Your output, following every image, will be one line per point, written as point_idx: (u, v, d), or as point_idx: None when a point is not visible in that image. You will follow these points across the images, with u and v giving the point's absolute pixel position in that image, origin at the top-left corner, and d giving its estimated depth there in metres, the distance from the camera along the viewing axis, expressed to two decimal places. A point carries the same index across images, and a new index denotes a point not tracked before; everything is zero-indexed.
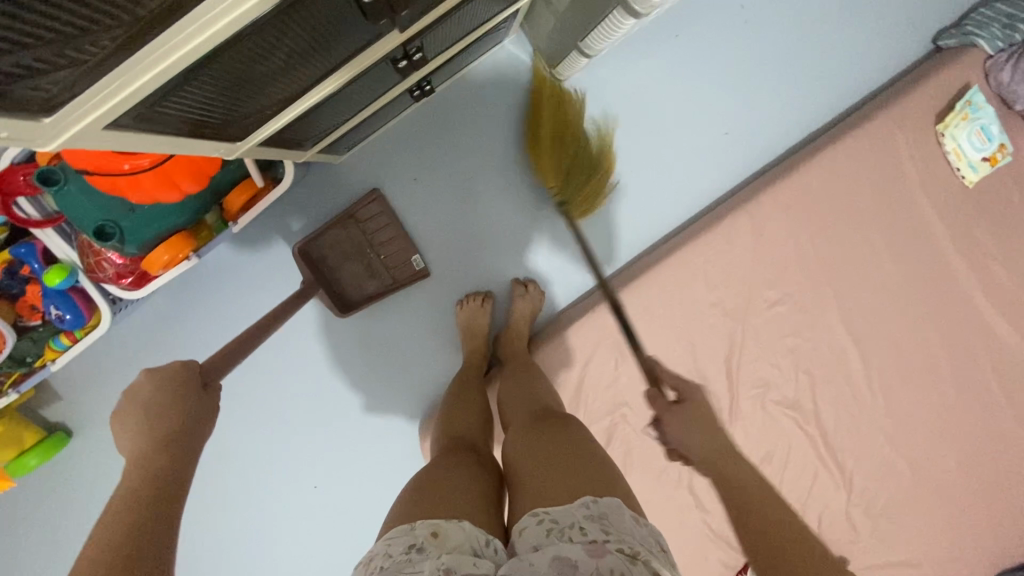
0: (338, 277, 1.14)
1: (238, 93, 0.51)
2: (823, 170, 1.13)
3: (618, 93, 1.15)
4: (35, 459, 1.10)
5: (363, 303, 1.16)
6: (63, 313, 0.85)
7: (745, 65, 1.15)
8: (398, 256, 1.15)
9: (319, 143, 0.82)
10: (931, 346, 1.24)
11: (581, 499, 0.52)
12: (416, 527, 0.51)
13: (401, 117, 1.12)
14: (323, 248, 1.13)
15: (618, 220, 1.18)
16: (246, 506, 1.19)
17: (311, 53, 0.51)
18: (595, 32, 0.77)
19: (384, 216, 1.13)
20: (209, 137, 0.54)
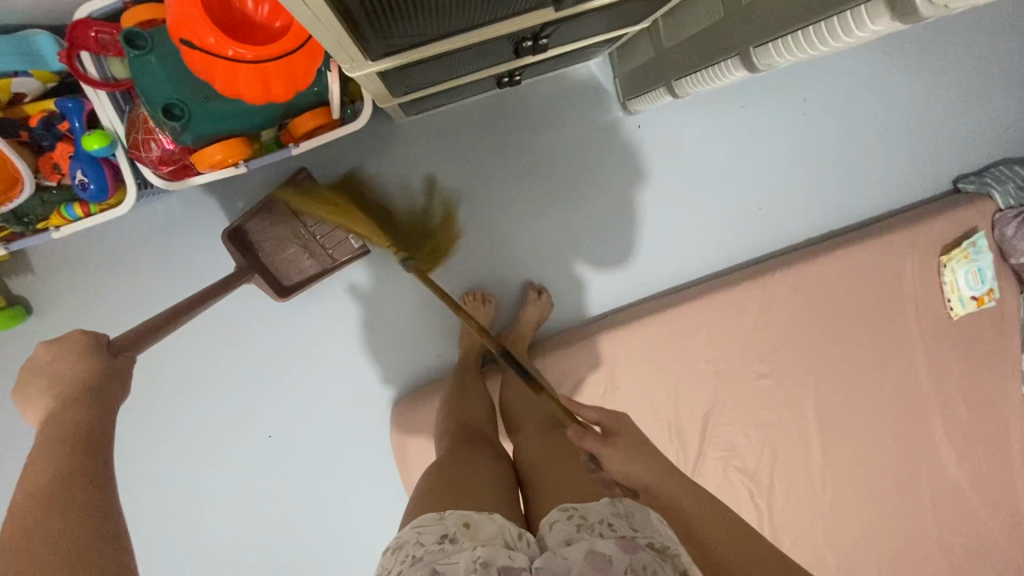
0: (274, 264, 1.10)
1: (419, 15, 0.51)
2: (836, 268, 1.21)
3: (674, 143, 1.21)
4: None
5: (301, 284, 1.11)
6: (88, 182, 0.80)
7: (793, 152, 1.23)
8: (337, 235, 1.11)
9: (405, 95, 0.82)
10: (885, 454, 1.32)
11: (608, 499, 0.63)
12: (447, 516, 0.59)
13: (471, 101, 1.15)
14: (253, 230, 1.08)
15: (640, 259, 1.23)
16: (198, 434, 1.15)
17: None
18: (698, 75, 0.80)
19: (315, 194, 1.09)
20: (363, 45, 0.53)
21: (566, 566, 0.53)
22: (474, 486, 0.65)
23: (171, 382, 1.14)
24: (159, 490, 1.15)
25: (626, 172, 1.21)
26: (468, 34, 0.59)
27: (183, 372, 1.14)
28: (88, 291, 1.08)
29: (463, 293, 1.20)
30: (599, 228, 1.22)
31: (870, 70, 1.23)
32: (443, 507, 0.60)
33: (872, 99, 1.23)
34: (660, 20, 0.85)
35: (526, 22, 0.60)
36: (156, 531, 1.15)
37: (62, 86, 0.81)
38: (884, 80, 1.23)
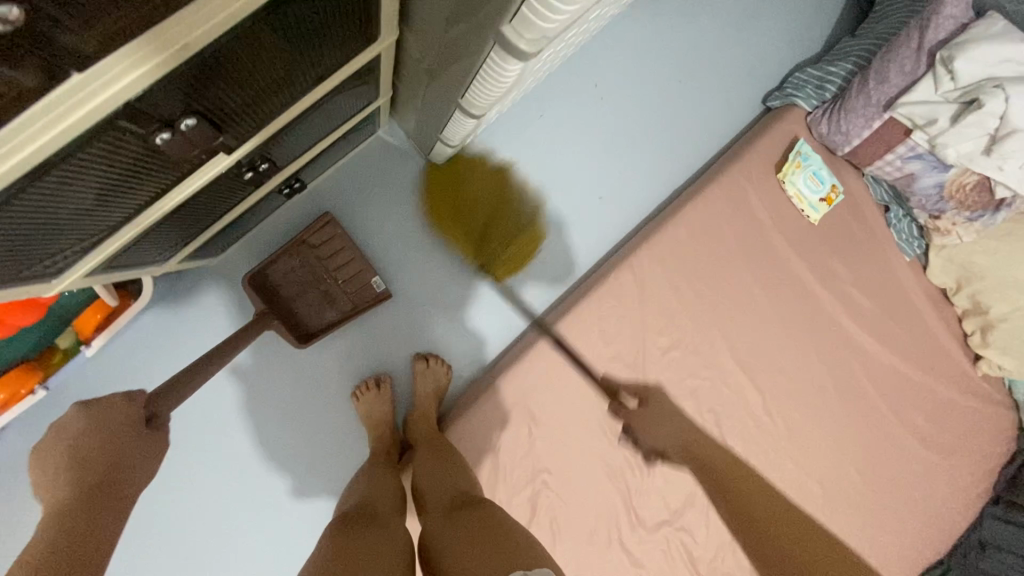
0: (294, 309, 1.10)
1: (44, 239, 0.47)
2: (690, 224, 1.23)
3: (494, 171, 1.21)
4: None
5: (322, 331, 1.11)
6: None
7: (609, 133, 1.24)
8: (359, 280, 1.13)
9: (176, 254, 0.78)
10: (814, 366, 1.35)
11: None
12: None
13: (281, 212, 1.11)
14: (276, 277, 1.09)
15: (513, 290, 1.22)
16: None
17: (124, 188, 0.48)
18: (448, 126, 0.79)
19: (338, 238, 1.11)
20: (16, 281, 0.50)
21: None
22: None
23: None
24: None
25: (462, 216, 1.20)
26: (145, 213, 0.55)
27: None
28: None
29: (357, 385, 1.14)
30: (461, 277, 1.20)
31: (644, 34, 1.27)
32: None
33: (657, 59, 1.27)
34: (399, 86, 0.84)
35: (203, 175, 0.55)
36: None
37: None
38: (660, 38, 1.27)
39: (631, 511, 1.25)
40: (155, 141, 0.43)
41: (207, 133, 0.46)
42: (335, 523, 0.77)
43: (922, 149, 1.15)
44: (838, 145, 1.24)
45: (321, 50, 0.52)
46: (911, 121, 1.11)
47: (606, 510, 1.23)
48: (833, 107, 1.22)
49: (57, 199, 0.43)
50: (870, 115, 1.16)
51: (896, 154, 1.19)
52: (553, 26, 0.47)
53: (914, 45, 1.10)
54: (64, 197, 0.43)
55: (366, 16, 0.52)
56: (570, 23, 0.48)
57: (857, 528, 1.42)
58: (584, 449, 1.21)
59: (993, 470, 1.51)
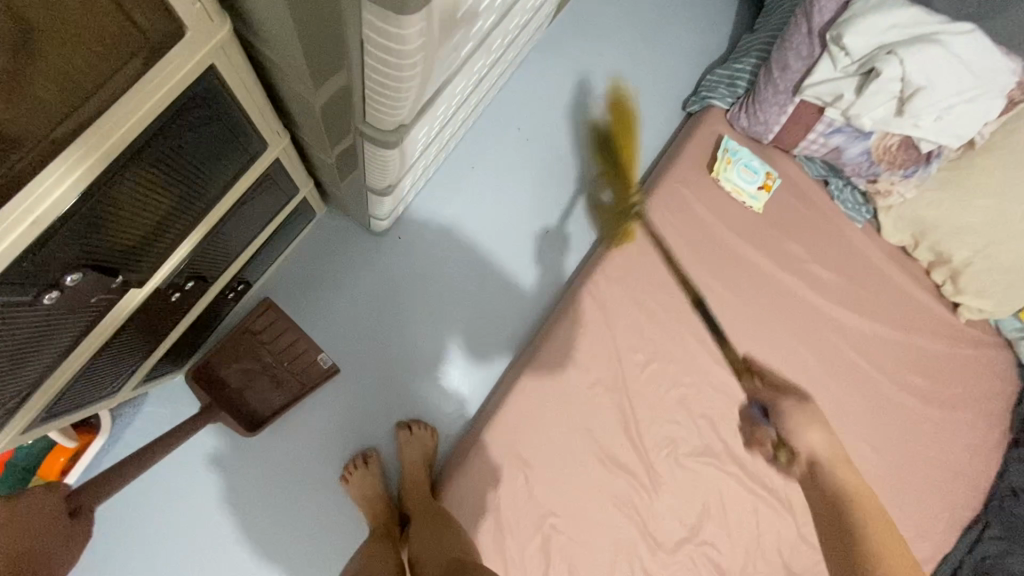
0: (244, 396, 1.08)
1: None
2: (638, 239, 1.25)
3: (437, 229, 1.22)
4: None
5: (272, 416, 1.09)
6: None
7: (542, 169, 1.28)
8: (304, 360, 1.11)
9: (128, 384, 0.79)
10: (796, 349, 1.35)
11: None
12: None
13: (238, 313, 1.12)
14: (221, 369, 1.07)
15: (481, 340, 1.22)
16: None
17: (36, 351, 0.49)
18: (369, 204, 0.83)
19: (280, 321, 1.10)
20: None
21: None
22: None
23: None
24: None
25: (417, 277, 1.21)
26: (67, 363, 0.55)
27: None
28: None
29: (343, 466, 1.12)
30: (428, 337, 1.20)
31: (555, 71, 1.32)
32: None
33: (572, 91, 1.32)
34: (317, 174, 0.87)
35: (120, 315, 0.56)
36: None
37: None
38: (571, 71, 1.33)
39: (648, 537, 1.22)
40: (46, 302, 0.43)
41: (102, 283, 0.48)
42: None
43: (839, 123, 1.19)
44: (762, 134, 1.28)
45: (205, 175, 0.54)
46: (820, 100, 1.15)
47: (622, 541, 1.20)
48: (747, 101, 1.27)
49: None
50: (782, 102, 1.20)
51: (817, 132, 1.23)
52: (399, 115, 0.52)
53: (805, 29, 1.15)
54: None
55: (245, 135, 0.55)
56: (418, 107, 0.53)
57: (881, 502, 1.39)
58: (586, 483, 1.19)
59: (1005, 414, 1.48)
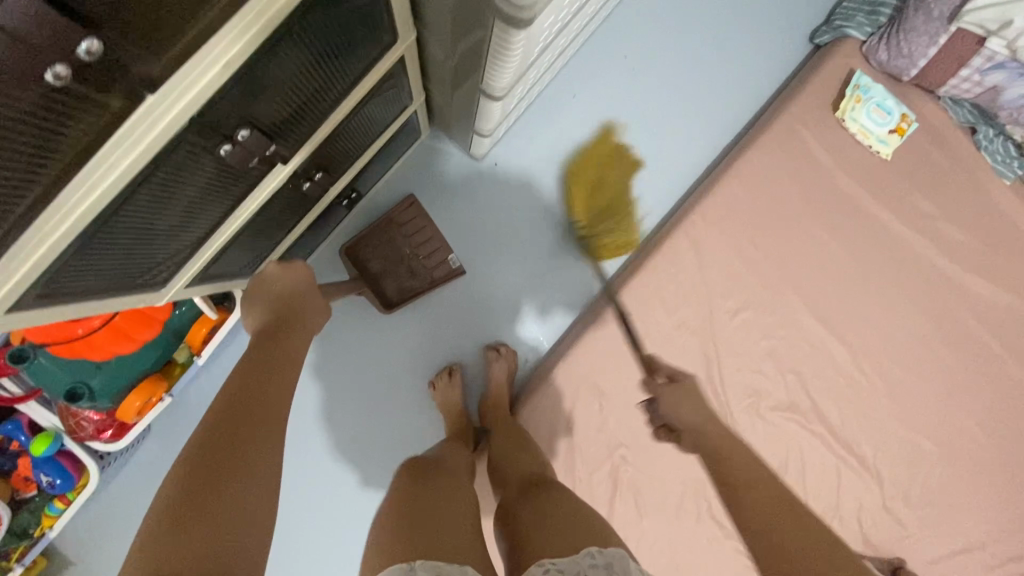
0: (381, 278, 1.18)
1: (151, 252, 0.57)
2: (744, 180, 1.18)
3: (534, 159, 1.23)
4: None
5: (404, 300, 1.18)
6: (53, 478, 0.89)
7: (647, 100, 1.23)
8: (435, 257, 1.19)
9: (260, 267, 0.90)
10: (910, 313, 1.24)
11: (587, 551, 0.65)
12: (417, 568, 0.59)
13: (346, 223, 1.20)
14: (367, 251, 1.18)
15: (568, 271, 1.24)
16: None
17: (206, 202, 0.57)
18: (478, 119, 0.85)
19: (420, 218, 1.18)
20: (133, 293, 0.59)
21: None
22: (436, 520, 0.67)
23: None
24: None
25: (510, 206, 1.23)
26: (226, 226, 0.64)
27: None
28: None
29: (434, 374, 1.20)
30: (516, 266, 1.24)
31: None
32: (411, 556, 0.60)
33: (682, 18, 1.25)
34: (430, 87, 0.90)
35: (268, 188, 0.64)
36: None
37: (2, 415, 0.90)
38: None
39: None
40: (223, 153, 0.51)
41: (257, 143, 0.54)
42: (413, 468, 0.83)
43: (1002, 58, 1.04)
44: (903, 70, 1.14)
45: (344, 61, 0.59)
46: (982, 28, 1.01)
47: (692, 482, 1.21)
48: (890, 31, 1.13)
49: (151, 215, 0.51)
50: (934, 31, 1.05)
51: (971, 69, 1.09)
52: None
53: None
54: (156, 212, 0.52)
55: (380, 22, 0.58)
56: None
57: (983, 486, 1.29)
58: None
59: None
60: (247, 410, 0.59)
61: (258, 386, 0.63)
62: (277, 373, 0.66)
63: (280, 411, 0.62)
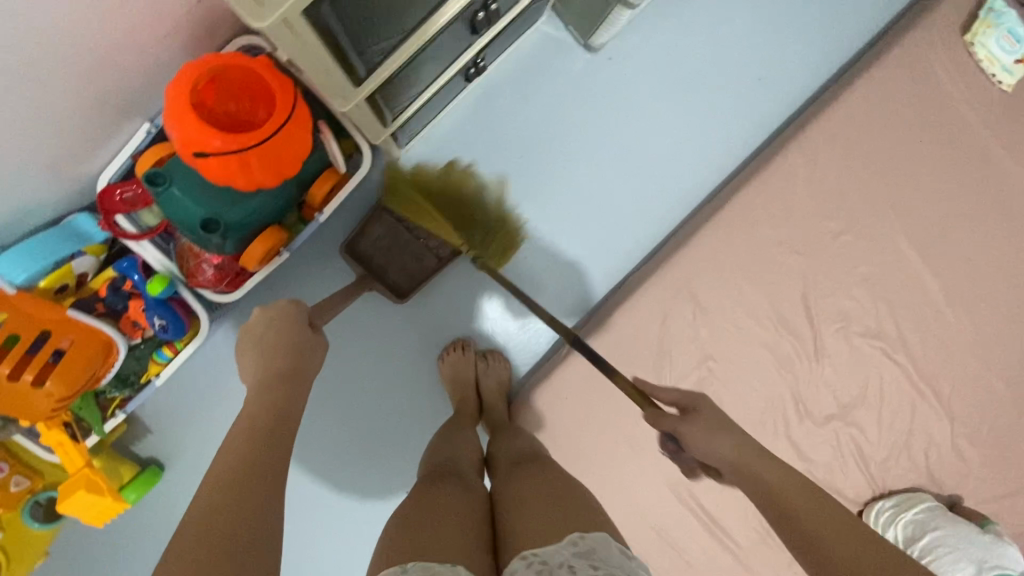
0: (388, 269, 1.15)
1: (371, 23, 0.66)
2: (864, 98, 1.14)
3: (651, 56, 1.17)
4: (126, 504, 0.90)
5: (415, 287, 1.16)
6: (167, 322, 0.86)
7: (766, 8, 1.18)
8: (437, 236, 1.15)
9: (400, 119, 0.88)
10: (1010, 251, 1.22)
11: (569, 538, 0.66)
12: (409, 569, 0.63)
13: (459, 101, 1.14)
14: (368, 243, 1.14)
15: (672, 182, 1.20)
16: (355, 529, 1.22)
17: None
18: None
19: (413, 200, 1.12)
20: (343, 68, 0.68)
21: None
22: (433, 531, 0.69)
23: (297, 478, 1.21)
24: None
25: (622, 104, 1.18)
26: (420, 31, 0.69)
27: (313, 479, 1.21)
28: (201, 446, 1.12)
29: (443, 348, 1.23)
30: (621, 171, 1.19)
31: None
32: (405, 561, 0.64)
33: None
34: None
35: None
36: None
37: (112, 254, 0.86)
38: None
39: (799, 402, 1.22)
40: None
41: None
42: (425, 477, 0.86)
43: None
44: None
45: None
46: None
47: (774, 401, 1.21)
48: None
49: None
50: None
51: None
52: None
53: None
54: None
55: None
56: None
57: None
58: (752, 338, 1.19)
59: None
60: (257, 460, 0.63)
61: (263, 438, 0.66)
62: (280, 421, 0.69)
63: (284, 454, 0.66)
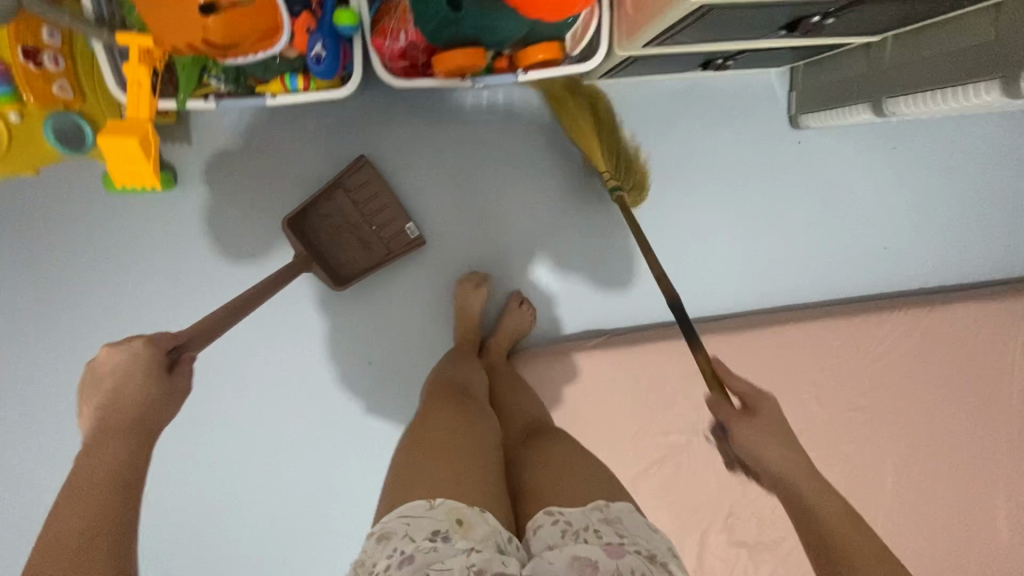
0: (334, 250, 1.10)
1: None
2: (947, 319, 1.21)
3: (826, 165, 1.21)
4: (155, 185, 0.82)
5: (358, 276, 1.11)
6: (324, 55, 0.79)
7: (933, 200, 1.24)
8: (391, 227, 1.11)
9: (657, 49, 0.83)
10: (973, 527, 1.25)
11: (595, 504, 0.66)
12: (438, 506, 0.60)
13: (661, 80, 1.15)
14: (316, 220, 1.10)
15: (762, 273, 1.24)
16: (292, 357, 1.13)
17: None
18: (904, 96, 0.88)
19: (372, 183, 1.09)
20: None
21: (552, 569, 0.58)
22: (447, 465, 0.66)
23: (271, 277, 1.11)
24: (232, 402, 1.13)
25: (774, 183, 1.21)
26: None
27: (288, 291, 1.12)
28: (238, 186, 1.09)
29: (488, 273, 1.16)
30: (731, 234, 1.22)
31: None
32: (432, 497, 0.61)
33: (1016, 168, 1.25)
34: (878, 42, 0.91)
35: None
36: (234, 450, 1.14)
37: None
38: None
39: (732, 521, 1.20)
40: None
41: None
42: (435, 400, 0.81)
43: None
44: None
45: None
46: None
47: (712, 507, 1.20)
48: None
49: None
50: None
51: None
52: None
53: None
54: None
55: None
56: None
57: None
58: None
59: None
60: (77, 548, 0.44)
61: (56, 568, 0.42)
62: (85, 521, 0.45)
63: (111, 532, 0.45)
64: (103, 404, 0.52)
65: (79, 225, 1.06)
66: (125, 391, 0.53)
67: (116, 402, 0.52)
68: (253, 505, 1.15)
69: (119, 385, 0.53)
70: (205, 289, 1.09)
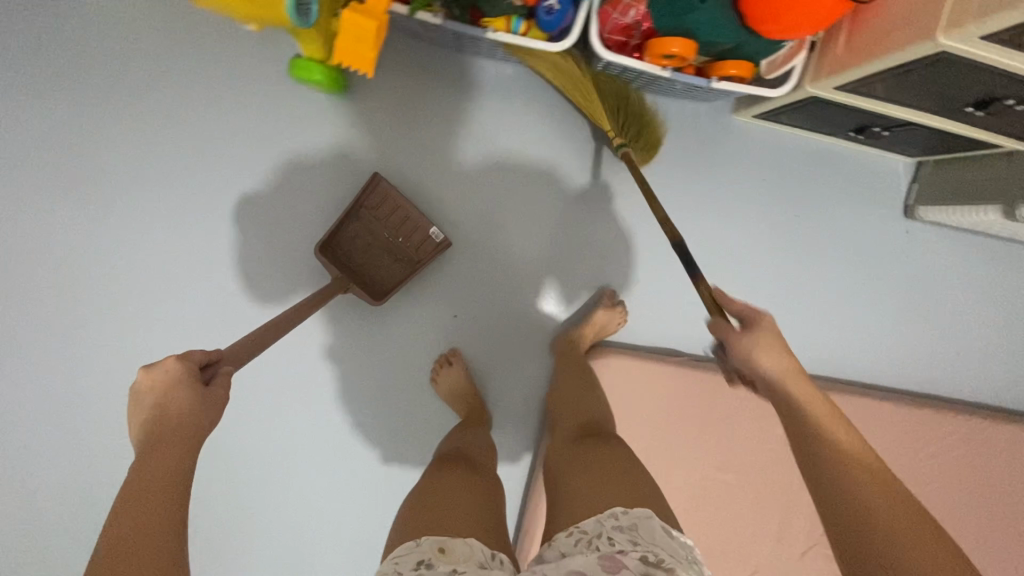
0: (367, 271, 1.12)
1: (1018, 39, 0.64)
2: (1006, 437, 1.24)
3: (926, 260, 1.28)
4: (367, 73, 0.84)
5: (393, 289, 1.12)
6: (558, 8, 0.85)
7: (1013, 325, 1.30)
8: (415, 235, 1.13)
9: (842, 97, 0.91)
10: None
11: (611, 511, 0.67)
12: (422, 541, 0.67)
13: (802, 138, 1.23)
14: (345, 243, 1.11)
15: (843, 342, 1.27)
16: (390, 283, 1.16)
17: None
18: None
19: (391, 199, 1.11)
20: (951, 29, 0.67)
21: None
22: (449, 515, 0.72)
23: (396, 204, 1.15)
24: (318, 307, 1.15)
25: (875, 261, 1.27)
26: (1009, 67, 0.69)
27: None
28: (400, 113, 1.15)
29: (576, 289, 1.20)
30: (824, 296, 1.26)
31: None
32: (417, 535, 0.68)
33: None
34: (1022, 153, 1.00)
35: None
36: (303, 355, 1.14)
37: None
38: None
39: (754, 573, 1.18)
40: None
41: None
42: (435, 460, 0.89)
43: None
44: None
45: None
46: None
47: (739, 554, 1.18)
48: None
49: None
50: None
51: None
52: None
53: None
54: None
55: None
56: None
57: None
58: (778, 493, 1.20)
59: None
60: (142, 526, 0.48)
61: (124, 548, 0.46)
62: (148, 504, 0.49)
63: (175, 511, 0.50)
64: (151, 416, 0.55)
65: (247, 100, 1.12)
66: (180, 393, 0.56)
67: (165, 415, 0.55)
68: (305, 413, 1.15)
69: (165, 396, 0.56)
70: (336, 195, 1.13)
